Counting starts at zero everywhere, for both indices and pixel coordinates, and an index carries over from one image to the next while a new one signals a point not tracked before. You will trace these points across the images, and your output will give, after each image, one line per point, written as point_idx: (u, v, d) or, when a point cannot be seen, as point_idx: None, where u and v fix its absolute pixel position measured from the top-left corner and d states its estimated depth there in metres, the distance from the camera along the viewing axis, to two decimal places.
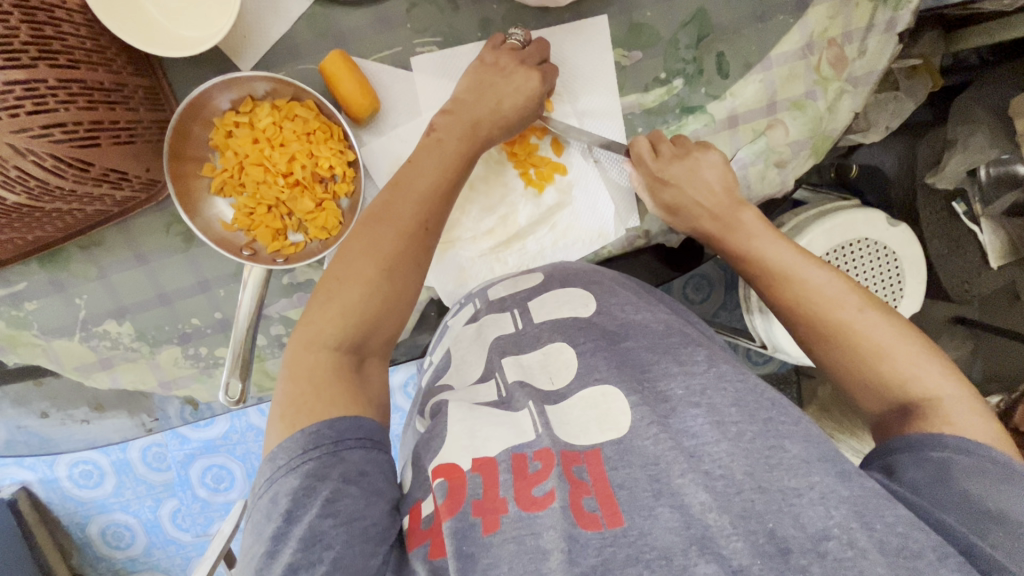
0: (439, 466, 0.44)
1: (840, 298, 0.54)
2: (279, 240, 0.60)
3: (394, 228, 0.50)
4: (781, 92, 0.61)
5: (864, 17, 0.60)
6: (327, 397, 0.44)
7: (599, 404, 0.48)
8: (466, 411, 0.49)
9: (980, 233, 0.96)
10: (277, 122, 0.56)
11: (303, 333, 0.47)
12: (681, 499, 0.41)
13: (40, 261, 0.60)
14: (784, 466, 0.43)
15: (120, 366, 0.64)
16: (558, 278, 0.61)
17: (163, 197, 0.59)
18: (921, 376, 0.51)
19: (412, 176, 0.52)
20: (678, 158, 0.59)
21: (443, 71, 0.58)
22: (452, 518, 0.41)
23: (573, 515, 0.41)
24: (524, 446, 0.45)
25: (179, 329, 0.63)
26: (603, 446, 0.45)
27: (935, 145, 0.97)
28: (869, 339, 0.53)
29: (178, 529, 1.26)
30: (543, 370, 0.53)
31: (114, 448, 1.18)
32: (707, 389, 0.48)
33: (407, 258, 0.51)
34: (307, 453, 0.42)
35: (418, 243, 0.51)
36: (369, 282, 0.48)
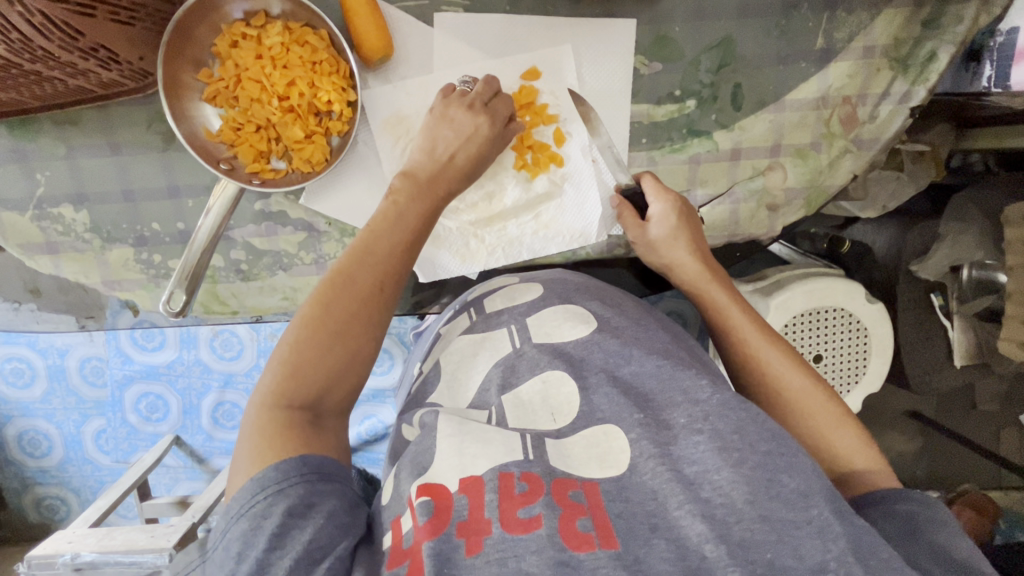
0: (422, 484, 0.41)
1: (797, 365, 0.55)
2: (260, 163, 0.58)
3: (347, 293, 0.47)
4: (788, 137, 0.62)
5: (883, 83, 0.61)
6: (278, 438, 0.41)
7: (600, 443, 0.45)
8: (456, 425, 0.45)
9: (950, 329, 1.00)
10: (285, 43, 0.54)
11: (258, 397, 0.43)
12: (677, 533, 0.38)
13: (9, 127, 0.58)
14: (782, 498, 0.39)
15: (67, 254, 0.61)
16: (558, 291, 0.58)
17: (153, 90, 0.57)
18: (860, 455, 0.51)
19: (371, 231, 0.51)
20: (671, 196, 0.60)
21: (464, 34, 0.58)
22: (434, 539, 0.37)
23: (563, 538, 0.37)
24: (512, 465, 0.41)
25: (137, 231, 0.61)
26: (601, 481, 0.42)
27: (925, 235, 0.95)
28: (816, 411, 0.53)
29: (98, 450, 1.22)
30: (544, 407, 0.49)
31: (52, 352, 1.13)
32: (709, 415, 0.44)
33: (360, 317, 0.47)
34: (262, 490, 0.39)
35: (372, 303, 0.47)
36: (317, 348, 0.44)
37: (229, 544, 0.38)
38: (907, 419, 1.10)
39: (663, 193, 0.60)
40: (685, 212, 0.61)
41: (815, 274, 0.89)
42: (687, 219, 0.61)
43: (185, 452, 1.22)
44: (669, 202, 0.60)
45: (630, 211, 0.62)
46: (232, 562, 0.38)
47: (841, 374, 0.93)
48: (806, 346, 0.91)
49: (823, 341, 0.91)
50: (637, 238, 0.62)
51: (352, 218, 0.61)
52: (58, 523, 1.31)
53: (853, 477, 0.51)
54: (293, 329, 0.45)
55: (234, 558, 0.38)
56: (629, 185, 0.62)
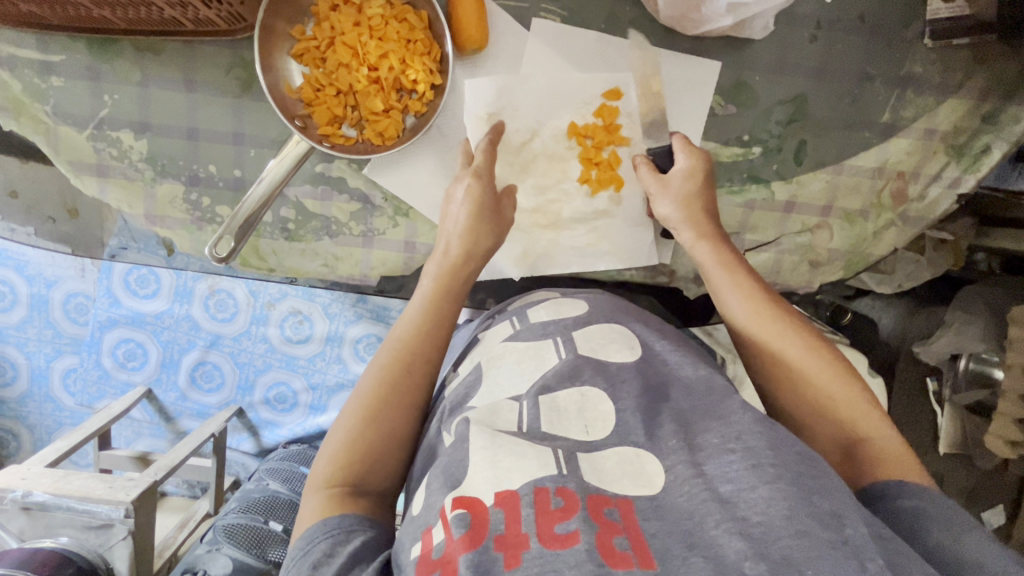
0: (458, 497, 0.40)
1: (796, 332, 0.54)
2: (333, 127, 0.58)
3: (371, 383, 0.50)
4: (840, 200, 0.64)
5: (936, 166, 0.63)
6: (342, 496, 0.45)
7: (631, 461, 0.43)
8: (488, 437, 0.43)
9: (939, 415, 1.03)
10: (385, 16, 0.55)
11: (319, 475, 0.46)
12: (715, 551, 0.36)
13: (88, 43, 0.57)
14: (817, 516, 0.36)
15: (115, 180, 0.60)
16: (603, 310, 0.59)
17: (241, 37, 0.57)
18: (862, 420, 0.49)
19: (417, 301, 0.56)
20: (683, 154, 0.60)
21: (556, 44, 0.59)
22: (472, 552, 0.36)
23: (601, 555, 0.35)
24: (546, 479, 0.39)
25: (192, 169, 0.60)
26: (635, 499, 0.40)
27: (930, 321, 0.98)
28: (814, 374, 0.52)
29: (64, 389, 1.17)
30: (578, 417, 0.47)
31: (39, 281, 1.10)
32: (743, 436, 0.42)
33: (393, 397, 0.49)
34: (326, 531, 0.42)
35: (403, 380, 0.50)
36: (378, 413, 0.48)
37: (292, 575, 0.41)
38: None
39: (690, 150, 0.60)
40: (702, 171, 0.60)
41: None
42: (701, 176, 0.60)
43: (154, 408, 1.18)
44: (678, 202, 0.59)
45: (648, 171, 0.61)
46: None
47: None
48: None
49: None
50: (657, 195, 0.60)
51: (414, 200, 0.62)
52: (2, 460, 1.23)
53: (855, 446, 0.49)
54: (351, 406, 0.49)
55: None
56: (660, 147, 0.61)
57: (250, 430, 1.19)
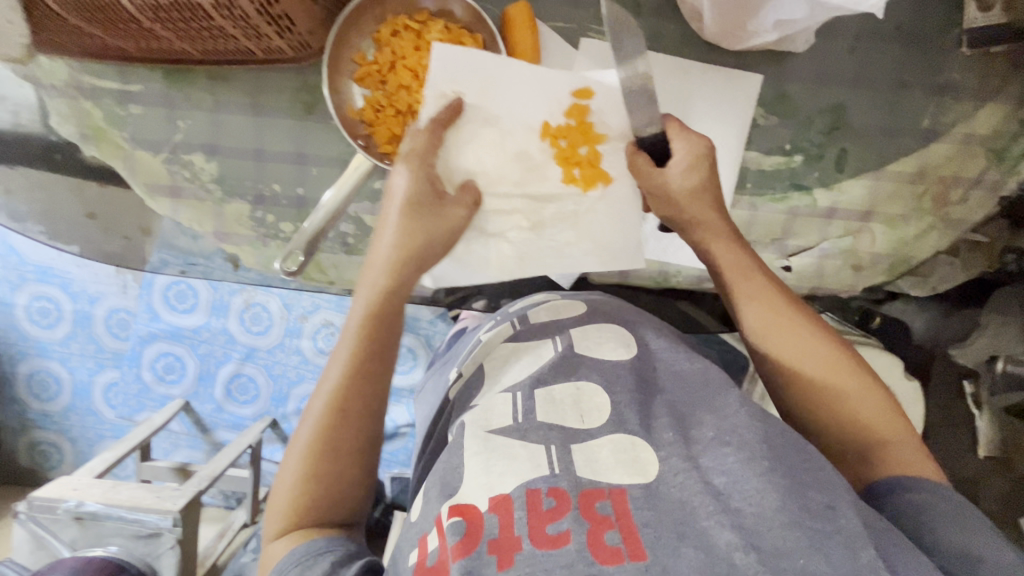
0: (452, 505, 0.42)
1: (822, 340, 0.55)
2: (393, 145, 0.60)
3: (309, 428, 0.51)
4: (881, 205, 0.66)
5: (976, 170, 0.65)
6: (306, 534, 0.48)
7: (628, 451, 0.45)
8: (482, 442, 0.46)
9: (977, 417, 1.01)
10: (444, 41, 0.58)
11: (274, 520, 0.49)
12: (706, 541, 0.38)
13: (165, 73, 0.61)
14: (807, 507, 0.40)
15: (187, 200, 0.64)
16: (601, 311, 0.60)
17: (306, 63, 0.60)
18: (885, 423, 0.53)
19: (349, 329, 0.54)
20: (679, 146, 0.56)
21: (603, 61, 0.62)
22: (466, 559, 0.38)
23: (592, 552, 0.38)
24: (539, 481, 0.42)
25: (257, 189, 0.64)
26: (630, 488, 0.43)
27: (965, 323, 0.95)
28: (831, 379, 0.54)
29: (105, 403, 1.20)
30: (574, 407, 0.49)
31: (82, 298, 1.14)
32: (737, 429, 0.45)
33: (334, 440, 0.50)
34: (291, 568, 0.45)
35: (336, 417, 0.51)
36: (320, 460, 0.50)
37: None
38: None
39: (683, 132, 0.56)
40: (709, 165, 0.57)
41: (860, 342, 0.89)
42: (704, 168, 0.57)
43: (191, 420, 1.21)
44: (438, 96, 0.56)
45: (643, 156, 0.57)
46: None
47: None
48: None
49: None
50: (642, 187, 0.59)
51: None
52: (48, 471, 1.27)
53: (871, 450, 0.53)
54: (293, 457, 0.51)
55: None
56: (651, 134, 0.57)
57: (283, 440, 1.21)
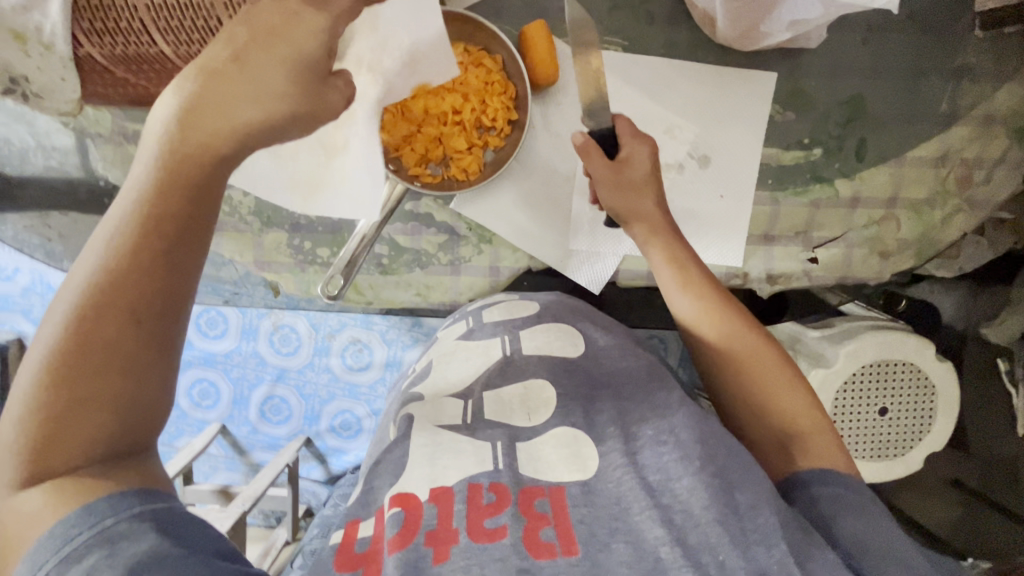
0: (396, 494, 0.42)
1: (728, 311, 0.56)
2: (421, 167, 0.62)
3: (62, 316, 0.30)
4: (905, 191, 0.66)
5: (998, 150, 0.65)
6: (74, 490, 0.29)
7: (570, 445, 0.46)
8: (430, 437, 0.47)
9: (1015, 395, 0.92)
10: (465, 63, 0.60)
11: (7, 469, 0.29)
12: (636, 535, 0.39)
13: None
14: (734, 508, 0.39)
15: (227, 233, 0.67)
16: (552, 310, 0.62)
17: None
18: (792, 408, 0.52)
19: (129, 198, 0.33)
20: (637, 145, 0.60)
21: (620, 71, 0.63)
22: (401, 552, 0.37)
23: (525, 546, 0.38)
24: (481, 476, 0.43)
25: (294, 218, 0.66)
26: (567, 485, 0.43)
27: (994, 300, 0.91)
28: (782, 379, 0.53)
29: None
30: (521, 406, 0.51)
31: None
32: (675, 429, 0.45)
33: (98, 336, 0.30)
34: (77, 533, 0.29)
35: (103, 305, 0.30)
36: (72, 363, 0.30)
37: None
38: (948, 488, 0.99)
39: (637, 138, 0.60)
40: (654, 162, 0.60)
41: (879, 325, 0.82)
42: (630, 143, 0.60)
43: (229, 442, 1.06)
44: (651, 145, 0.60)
45: (597, 153, 0.59)
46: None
47: (899, 433, 0.84)
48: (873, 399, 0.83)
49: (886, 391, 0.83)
50: (598, 178, 0.60)
51: (494, 227, 0.66)
52: None
53: (800, 443, 0.50)
54: (27, 377, 0.30)
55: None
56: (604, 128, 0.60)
57: (319, 458, 1.06)
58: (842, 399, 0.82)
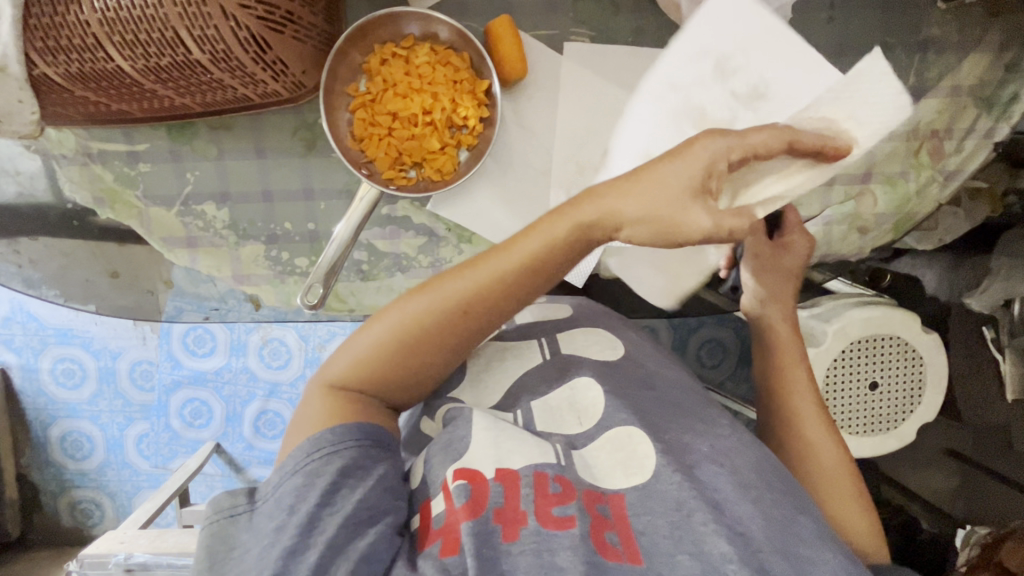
0: (462, 470, 0.52)
1: (805, 391, 0.72)
2: (395, 170, 0.62)
3: (398, 315, 0.55)
4: (879, 166, 0.66)
5: (968, 120, 0.65)
6: (344, 401, 0.54)
7: (625, 446, 0.56)
8: (489, 421, 0.57)
9: (1002, 361, 0.94)
10: (432, 63, 0.60)
11: (335, 371, 0.56)
12: (700, 548, 0.47)
13: (169, 129, 0.63)
14: (802, 539, 0.50)
15: (203, 249, 0.66)
16: (584, 316, 0.69)
17: (302, 101, 0.62)
18: (845, 506, 0.67)
19: (496, 266, 0.53)
20: (795, 242, 0.70)
21: (589, 61, 0.63)
22: (473, 520, 0.48)
23: (593, 542, 0.48)
24: (546, 467, 0.53)
25: (270, 229, 0.66)
26: (626, 492, 0.53)
27: (976, 270, 0.92)
28: (847, 477, 0.68)
29: (139, 454, 1.20)
30: (571, 411, 0.61)
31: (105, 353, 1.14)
32: (729, 453, 0.56)
33: (433, 340, 0.55)
34: (339, 442, 0.51)
35: (452, 330, 0.55)
36: (417, 350, 0.55)
37: (279, 498, 0.49)
38: (945, 457, 1.07)
39: (802, 233, 0.69)
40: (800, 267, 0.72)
41: (870, 302, 0.82)
42: (794, 236, 0.70)
43: (224, 460, 1.18)
44: (770, 129, 0.52)
45: (762, 229, 0.71)
46: (283, 514, 0.47)
47: (893, 405, 0.85)
48: (861, 374, 0.84)
49: (874, 365, 0.83)
50: (755, 261, 0.73)
51: (473, 225, 0.66)
52: (90, 529, 1.26)
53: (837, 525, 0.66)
54: (344, 361, 0.56)
55: (284, 510, 0.48)
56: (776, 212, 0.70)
57: None
58: (834, 373, 0.84)
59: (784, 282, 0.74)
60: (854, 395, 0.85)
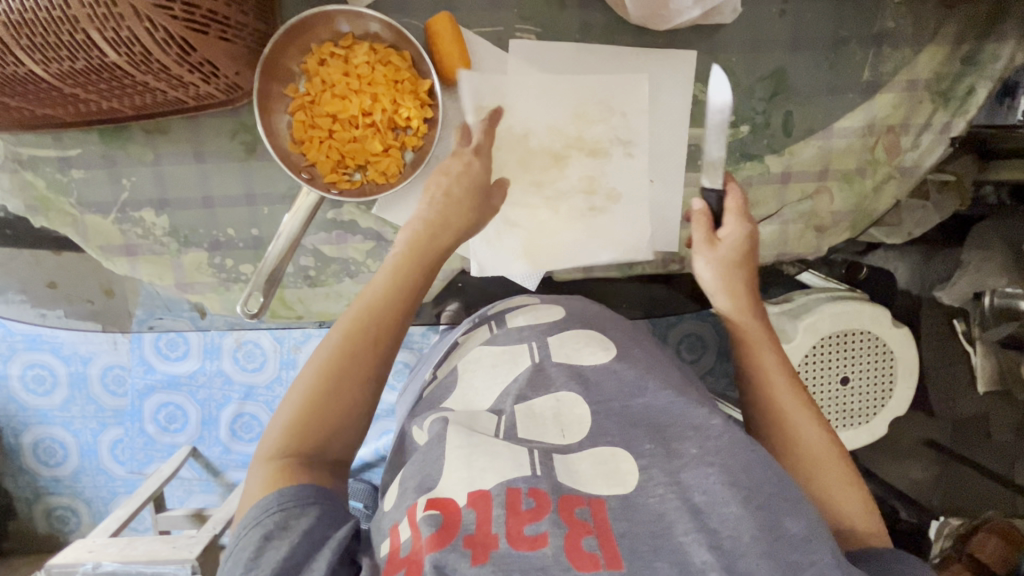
0: (429, 497, 0.40)
1: (774, 366, 0.58)
2: (338, 173, 0.60)
3: (325, 349, 0.49)
4: (835, 162, 0.65)
5: (924, 115, 0.64)
6: (286, 473, 0.44)
7: (607, 461, 0.45)
8: (464, 437, 0.45)
9: (972, 354, 0.93)
10: (371, 62, 0.57)
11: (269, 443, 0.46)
12: (682, 557, 0.37)
13: (101, 134, 0.61)
14: (789, 542, 0.38)
15: (143, 257, 0.64)
16: (579, 316, 0.61)
17: (240, 103, 0.60)
18: (846, 495, 0.51)
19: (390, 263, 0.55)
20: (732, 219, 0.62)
21: (536, 59, 0.61)
22: (437, 552, 0.36)
23: (566, 557, 0.37)
24: (519, 480, 0.41)
25: (212, 236, 0.64)
26: (607, 498, 0.42)
27: (948, 263, 0.89)
28: (830, 459, 0.52)
29: (113, 460, 1.13)
30: (555, 422, 0.49)
31: (75, 358, 1.06)
32: (721, 452, 0.43)
33: (361, 362, 0.49)
34: (274, 510, 0.42)
35: (378, 342, 0.50)
36: (341, 379, 0.48)
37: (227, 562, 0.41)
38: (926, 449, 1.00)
39: (743, 216, 0.61)
40: (750, 241, 0.62)
41: (838, 296, 0.81)
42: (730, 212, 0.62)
43: (201, 464, 1.13)
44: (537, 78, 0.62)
45: (701, 224, 0.62)
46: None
47: (864, 400, 0.85)
48: (832, 369, 0.82)
49: (843, 360, 0.82)
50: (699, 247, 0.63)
51: None
52: (66, 535, 1.21)
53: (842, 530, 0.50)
54: (273, 430, 0.46)
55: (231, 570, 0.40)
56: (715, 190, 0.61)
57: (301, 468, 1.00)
58: (806, 369, 0.82)
59: (736, 266, 0.62)
60: (825, 391, 0.84)
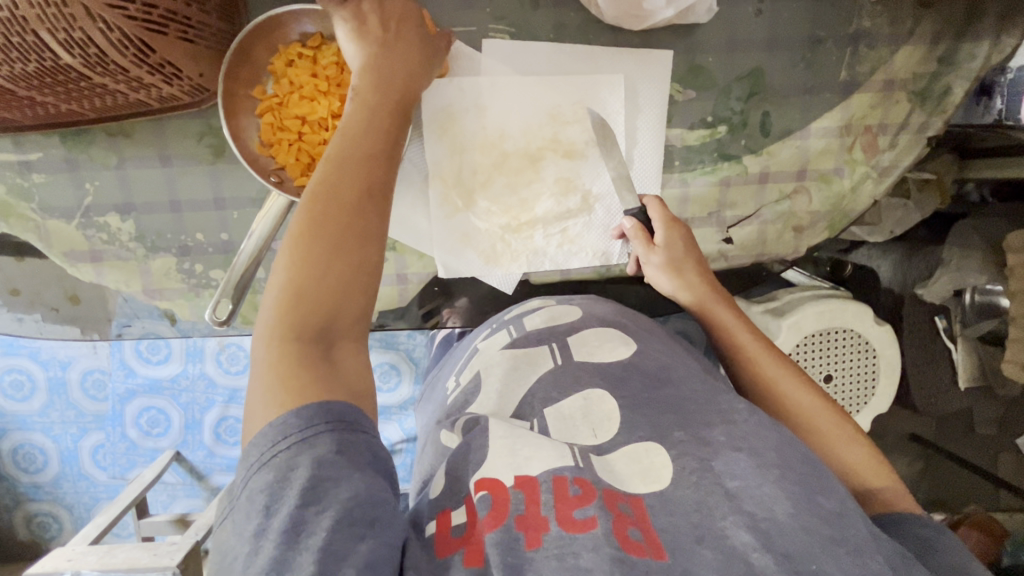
0: (481, 479, 0.40)
1: (753, 343, 0.56)
2: (308, 176, 0.59)
3: (306, 215, 0.40)
4: (813, 162, 0.65)
5: (901, 115, 0.64)
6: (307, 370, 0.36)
7: (641, 458, 0.42)
8: (506, 428, 0.45)
9: (953, 350, 0.93)
10: (340, 64, 0.56)
11: (269, 324, 0.38)
12: (724, 543, 0.36)
13: (63, 137, 0.59)
14: (820, 514, 0.37)
15: (109, 262, 0.62)
16: (597, 316, 0.60)
17: (207, 105, 0.58)
18: (849, 454, 0.50)
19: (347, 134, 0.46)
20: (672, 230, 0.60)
21: (509, 59, 0.60)
22: (497, 531, 0.36)
23: (618, 540, 0.36)
24: (564, 469, 0.40)
25: (180, 240, 0.62)
26: (646, 496, 0.40)
27: (929, 262, 0.87)
28: (825, 424, 0.51)
29: (95, 465, 1.10)
30: (585, 421, 0.47)
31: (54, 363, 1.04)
32: (748, 435, 0.42)
33: (350, 221, 0.41)
34: (300, 427, 0.34)
35: (364, 211, 0.41)
36: (336, 239, 0.40)
37: (251, 497, 0.33)
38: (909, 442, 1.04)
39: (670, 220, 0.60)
40: (689, 242, 0.61)
41: (822, 295, 0.81)
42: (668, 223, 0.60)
43: (185, 469, 1.10)
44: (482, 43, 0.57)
45: (642, 235, 0.60)
46: (257, 527, 0.33)
47: (848, 397, 0.85)
48: (815, 367, 0.82)
49: (826, 357, 0.82)
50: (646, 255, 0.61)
51: (396, 232, 0.63)
52: (49, 541, 1.20)
53: (860, 493, 0.49)
54: (271, 307, 0.38)
55: (258, 516, 0.33)
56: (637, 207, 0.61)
57: None
58: None
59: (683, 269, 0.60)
60: None
